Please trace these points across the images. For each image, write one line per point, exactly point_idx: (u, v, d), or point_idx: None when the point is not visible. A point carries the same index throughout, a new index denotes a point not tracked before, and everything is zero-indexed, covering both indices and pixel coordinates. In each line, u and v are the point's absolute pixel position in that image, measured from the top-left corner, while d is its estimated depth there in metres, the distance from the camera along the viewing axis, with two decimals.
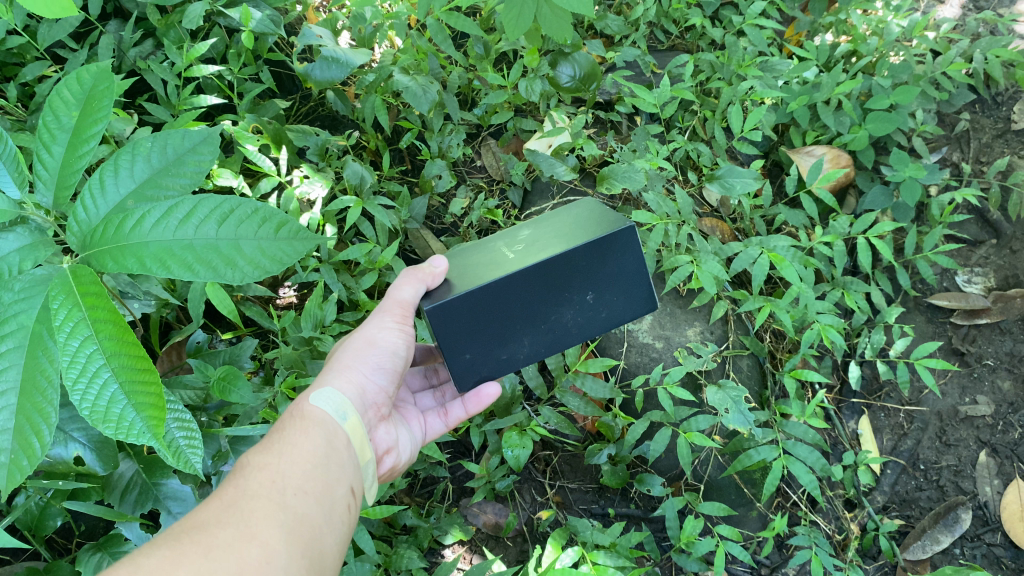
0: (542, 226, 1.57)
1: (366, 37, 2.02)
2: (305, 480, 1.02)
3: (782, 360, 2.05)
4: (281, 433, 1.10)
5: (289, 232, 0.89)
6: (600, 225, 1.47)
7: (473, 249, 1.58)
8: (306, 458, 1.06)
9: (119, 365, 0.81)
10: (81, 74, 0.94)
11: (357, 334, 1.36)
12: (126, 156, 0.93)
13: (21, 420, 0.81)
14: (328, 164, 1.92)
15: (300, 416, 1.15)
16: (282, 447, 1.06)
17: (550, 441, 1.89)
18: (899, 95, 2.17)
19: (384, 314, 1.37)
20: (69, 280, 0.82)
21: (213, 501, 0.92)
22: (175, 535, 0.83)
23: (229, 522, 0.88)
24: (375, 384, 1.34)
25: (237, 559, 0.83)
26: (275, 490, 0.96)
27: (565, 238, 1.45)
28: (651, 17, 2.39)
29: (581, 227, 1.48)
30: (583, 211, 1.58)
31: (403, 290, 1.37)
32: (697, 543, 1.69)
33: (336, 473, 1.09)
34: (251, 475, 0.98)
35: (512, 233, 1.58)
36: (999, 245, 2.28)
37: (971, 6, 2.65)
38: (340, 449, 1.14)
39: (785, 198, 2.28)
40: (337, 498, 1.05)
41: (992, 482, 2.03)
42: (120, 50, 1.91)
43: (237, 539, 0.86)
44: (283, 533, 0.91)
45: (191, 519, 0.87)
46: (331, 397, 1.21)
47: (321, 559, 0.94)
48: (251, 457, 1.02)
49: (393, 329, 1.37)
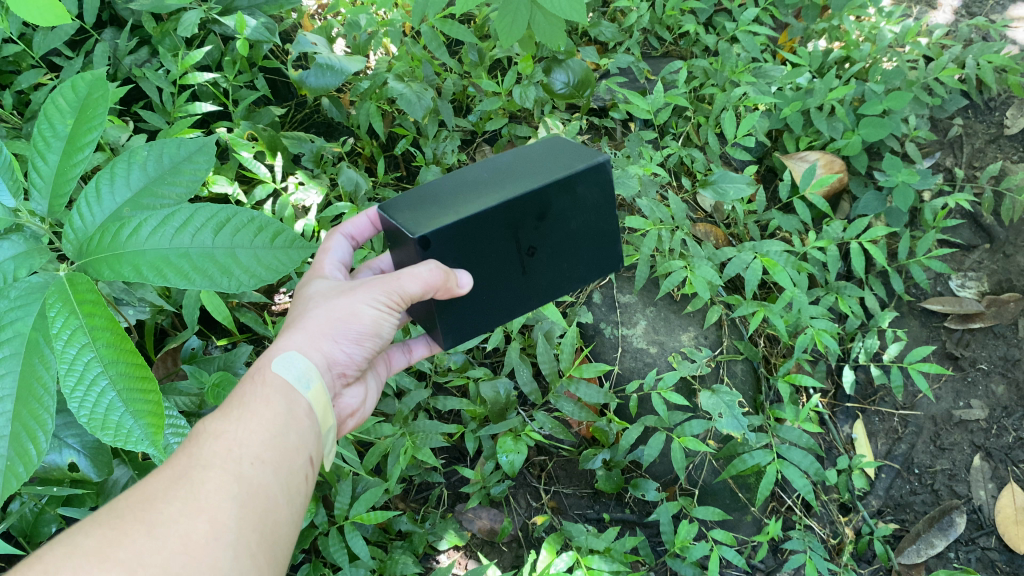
0: (561, 220, 1.42)
1: (361, 44, 2.03)
2: (265, 448, 0.98)
3: (775, 365, 2.07)
4: (240, 397, 1.05)
5: (285, 242, 0.92)
6: (604, 257, 1.54)
7: (489, 233, 1.34)
8: (264, 427, 1.01)
9: (116, 373, 0.81)
10: (76, 82, 0.95)
11: (341, 300, 1.23)
12: (122, 164, 0.94)
13: (17, 427, 0.80)
14: (323, 171, 1.93)
15: (261, 380, 1.08)
16: (239, 414, 1.01)
17: (545, 446, 1.89)
18: (891, 101, 2.19)
19: (375, 291, 1.22)
20: (66, 288, 0.83)
21: (164, 471, 0.90)
22: (120, 512, 0.84)
23: (178, 495, 0.86)
24: (347, 355, 1.26)
25: (180, 538, 0.82)
26: (230, 460, 0.94)
27: (573, 269, 1.50)
28: (645, 24, 2.41)
29: (590, 251, 1.50)
30: (600, 204, 1.46)
31: (410, 285, 1.20)
32: (692, 548, 1.70)
33: (297, 441, 1.05)
34: (203, 443, 0.94)
35: (533, 227, 1.39)
36: (992, 250, 2.30)
37: (963, 12, 2.68)
38: (302, 417, 1.09)
39: (778, 204, 2.30)
40: (297, 467, 1.02)
41: (986, 486, 2.04)
42: (115, 59, 1.92)
43: (182, 516, 0.84)
44: (235, 506, 0.89)
45: (141, 489, 0.87)
46: (295, 363, 1.13)
47: (275, 530, 0.93)
48: (209, 422, 0.98)
49: (380, 308, 1.23)
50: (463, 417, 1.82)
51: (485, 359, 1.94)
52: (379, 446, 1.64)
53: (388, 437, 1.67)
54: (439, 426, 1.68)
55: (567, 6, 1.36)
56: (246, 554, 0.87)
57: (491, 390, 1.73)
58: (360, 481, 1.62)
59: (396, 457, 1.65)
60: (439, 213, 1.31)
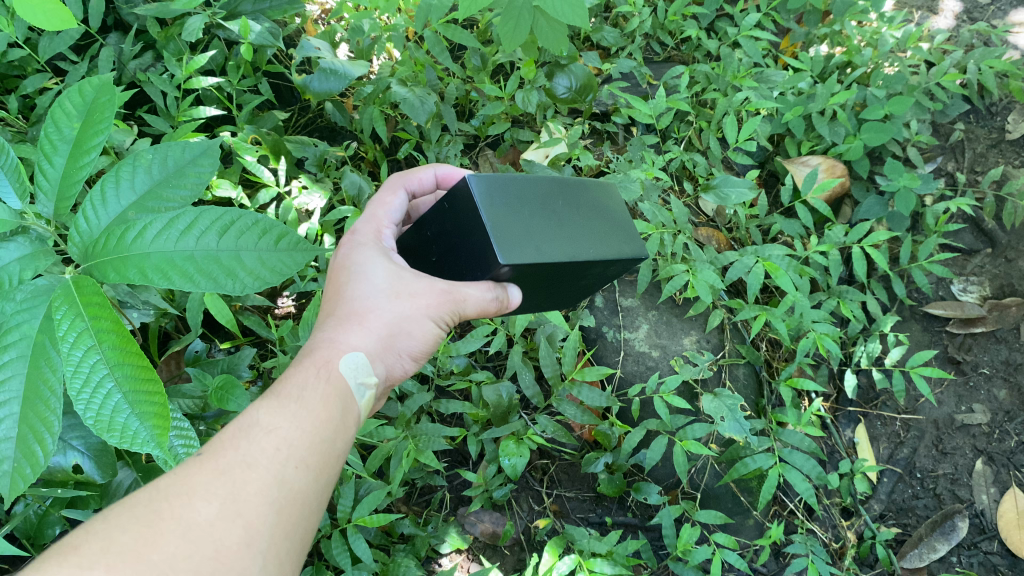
0: (586, 279, 1.49)
1: (364, 49, 2.03)
2: (310, 452, 0.98)
3: (777, 368, 2.08)
4: (298, 391, 1.05)
5: (289, 244, 0.93)
6: (580, 295, 1.67)
7: (535, 279, 1.38)
8: (319, 429, 1.02)
9: (122, 375, 0.82)
10: (83, 87, 0.96)
11: (407, 307, 1.23)
12: (127, 168, 0.95)
13: (24, 429, 0.82)
14: (327, 175, 1.94)
15: (325, 378, 1.09)
16: (298, 411, 1.01)
17: (547, 450, 1.89)
18: (893, 106, 2.19)
19: (443, 309, 1.25)
20: (72, 291, 0.83)
21: (208, 463, 0.90)
22: (157, 505, 0.83)
23: (216, 496, 0.87)
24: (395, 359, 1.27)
25: (216, 542, 0.83)
26: (276, 461, 0.94)
27: (556, 299, 1.62)
28: (647, 29, 2.43)
29: (573, 293, 1.63)
30: (614, 273, 1.56)
31: (470, 307, 1.28)
32: (694, 551, 1.70)
33: (342, 447, 1.05)
34: (258, 438, 0.95)
35: (559, 281, 1.46)
36: (994, 254, 2.30)
37: (965, 17, 2.69)
38: (350, 423, 1.09)
39: (780, 208, 2.30)
40: (336, 475, 1.02)
41: (988, 490, 2.04)
42: (120, 63, 1.93)
43: (219, 519, 0.85)
44: (271, 513, 0.89)
45: (182, 481, 0.87)
46: (357, 367, 1.14)
47: (304, 539, 0.93)
48: (266, 415, 0.98)
49: (438, 322, 1.27)
50: (466, 420, 1.82)
51: (488, 362, 1.95)
52: (382, 449, 1.65)
53: (391, 440, 1.67)
54: (442, 429, 1.69)
55: (570, 11, 1.37)
56: (274, 563, 0.87)
57: (494, 394, 1.74)
58: (363, 484, 1.63)
59: (399, 460, 1.65)
60: (520, 237, 1.28)
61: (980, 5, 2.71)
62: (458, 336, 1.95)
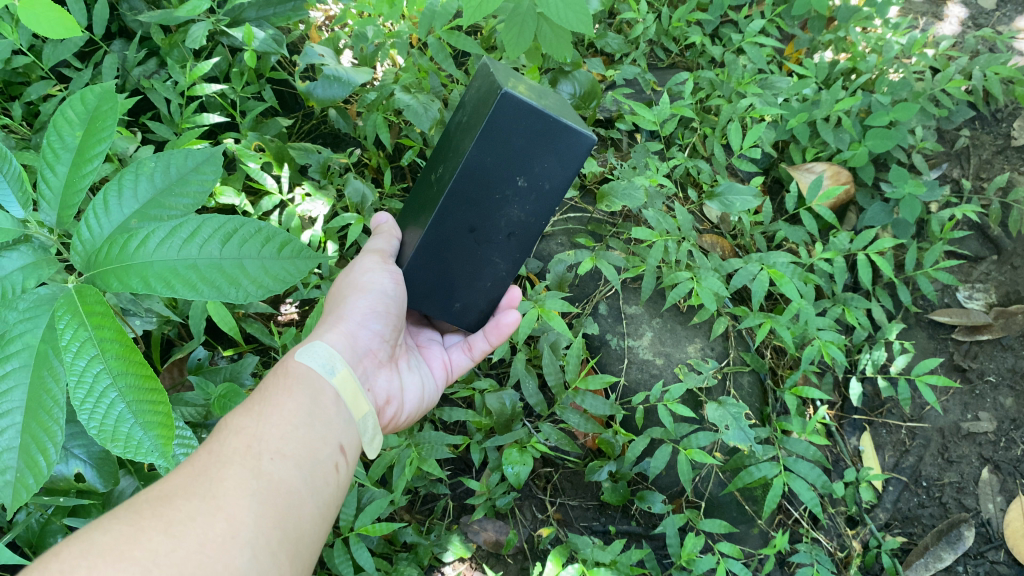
0: (456, 125, 1.52)
1: (368, 55, 2.05)
2: (285, 442, 0.99)
3: (782, 376, 2.06)
4: (263, 390, 1.07)
5: (292, 252, 0.93)
6: (481, 112, 1.37)
7: (419, 188, 1.63)
8: (288, 418, 1.02)
9: (125, 385, 0.82)
10: (85, 94, 0.96)
11: (343, 284, 1.38)
12: (129, 176, 0.94)
13: (27, 439, 0.82)
14: (330, 182, 1.94)
15: (286, 372, 1.12)
16: (263, 408, 1.02)
17: (550, 458, 1.88)
18: (898, 112, 2.17)
19: (361, 259, 1.44)
20: (74, 300, 0.83)
21: (184, 467, 0.89)
22: (140, 507, 0.82)
23: (196, 493, 0.85)
24: (370, 331, 1.32)
25: (200, 536, 0.81)
26: (250, 455, 0.94)
27: (462, 141, 1.42)
28: (651, 35, 2.42)
29: (472, 122, 1.41)
30: (479, 86, 1.48)
31: (375, 242, 1.52)
32: (698, 560, 1.68)
33: (322, 431, 1.06)
34: (227, 439, 0.95)
35: (439, 156, 1.57)
36: (1000, 261, 2.29)
37: (969, 23, 2.68)
38: (327, 406, 1.10)
39: (785, 215, 2.30)
40: (322, 458, 1.02)
41: (994, 499, 2.02)
42: (124, 70, 1.94)
43: (202, 514, 0.83)
44: (254, 503, 0.88)
45: (161, 486, 0.86)
46: (318, 352, 1.17)
47: (298, 525, 0.92)
48: (232, 419, 0.99)
49: (376, 270, 1.39)
50: (469, 429, 1.81)
51: (491, 369, 1.94)
52: (385, 458, 1.63)
53: (394, 449, 1.65)
54: (445, 437, 1.67)
55: (574, 17, 1.36)
56: (266, 551, 0.85)
57: (496, 403, 1.72)
58: (365, 492, 1.61)
59: (401, 469, 1.64)
60: None
61: (985, 11, 2.70)
62: None
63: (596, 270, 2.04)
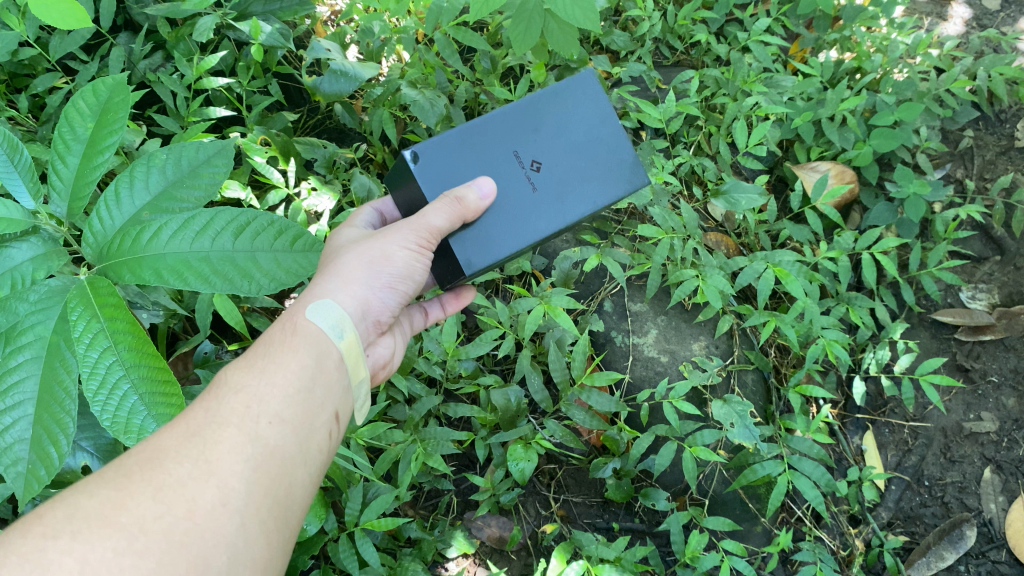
0: (558, 131, 1.52)
1: (374, 50, 2.03)
2: (285, 406, 0.95)
3: (786, 374, 2.07)
4: (267, 347, 1.03)
5: (305, 245, 0.93)
6: (615, 168, 1.53)
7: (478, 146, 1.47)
8: (290, 380, 0.98)
9: (138, 377, 0.83)
10: (97, 86, 0.96)
11: (372, 247, 1.26)
12: (141, 167, 0.94)
13: (39, 430, 0.82)
14: (336, 177, 1.93)
15: (295, 330, 1.07)
16: (267, 366, 0.99)
17: (554, 455, 1.89)
18: (903, 112, 2.17)
19: (404, 232, 1.27)
20: (86, 291, 0.82)
21: (178, 423, 0.87)
22: (126, 470, 0.79)
23: (188, 455, 0.83)
24: (382, 301, 1.28)
25: (189, 503, 0.78)
26: (247, 417, 0.90)
27: (585, 178, 1.51)
28: (656, 33, 2.43)
29: (599, 165, 1.53)
30: (596, 114, 1.55)
31: (436, 218, 1.28)
32: (702, 557, 1.68)
33: (322, 395, 1.01)
34: (226, 398, 0.91)
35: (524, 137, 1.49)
36: (1003, 262, 2.30)
37: (974, 24, 2.70)
38: (330, 369, 1.06)
39: (789, 214, 2.30)
40: (319, 425, 0.99)
41: (996, 499, 2.03)
42: (130, 63, 1.93)
43: (192, 479, 0.80)
44: (247, 469, 0.85)
45: (152, 445, 0.83)
46: (329, 311, 1.12)
47: (288, 494, 0.89)
48: (230, 374, 0.96)
49: (412, 251, 1.28)
50: (473, 425, 1.82)
51: (495, 366, 1.94)
52: (391, 452, 1.64)
53: (399, 444, 1.66)
54: (450, 432, 1.68)
55: (581, 14, 1.36)
56: (255, 521, 0.83)
57: (502, 399, 1.73)
58: (371, 487, 1.61)
59: (407, 464, 1.64)
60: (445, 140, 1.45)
61: (989, 13, 2.72)
62: (467, 341, 1.95)
63: (602, 267, 2.05)
